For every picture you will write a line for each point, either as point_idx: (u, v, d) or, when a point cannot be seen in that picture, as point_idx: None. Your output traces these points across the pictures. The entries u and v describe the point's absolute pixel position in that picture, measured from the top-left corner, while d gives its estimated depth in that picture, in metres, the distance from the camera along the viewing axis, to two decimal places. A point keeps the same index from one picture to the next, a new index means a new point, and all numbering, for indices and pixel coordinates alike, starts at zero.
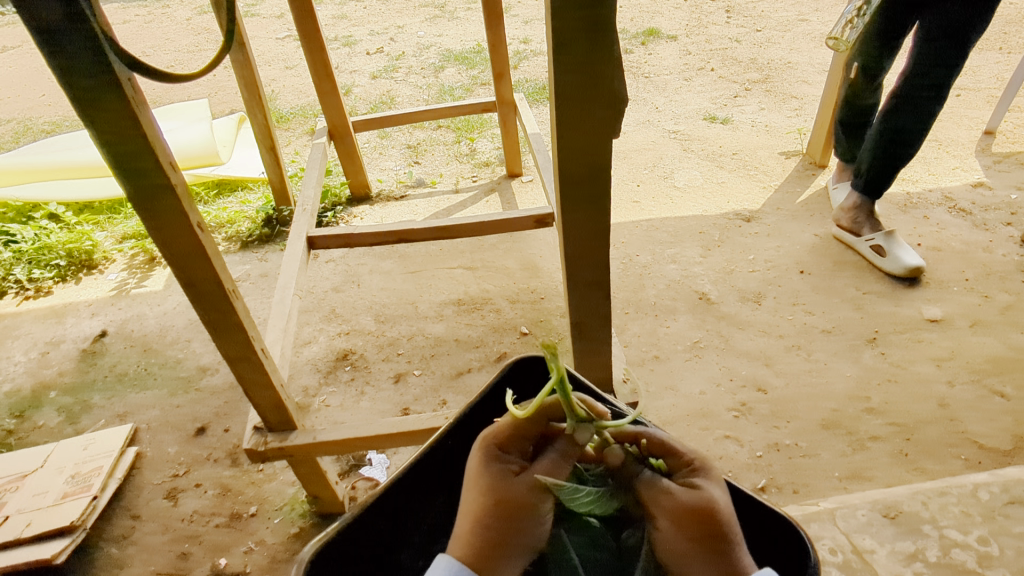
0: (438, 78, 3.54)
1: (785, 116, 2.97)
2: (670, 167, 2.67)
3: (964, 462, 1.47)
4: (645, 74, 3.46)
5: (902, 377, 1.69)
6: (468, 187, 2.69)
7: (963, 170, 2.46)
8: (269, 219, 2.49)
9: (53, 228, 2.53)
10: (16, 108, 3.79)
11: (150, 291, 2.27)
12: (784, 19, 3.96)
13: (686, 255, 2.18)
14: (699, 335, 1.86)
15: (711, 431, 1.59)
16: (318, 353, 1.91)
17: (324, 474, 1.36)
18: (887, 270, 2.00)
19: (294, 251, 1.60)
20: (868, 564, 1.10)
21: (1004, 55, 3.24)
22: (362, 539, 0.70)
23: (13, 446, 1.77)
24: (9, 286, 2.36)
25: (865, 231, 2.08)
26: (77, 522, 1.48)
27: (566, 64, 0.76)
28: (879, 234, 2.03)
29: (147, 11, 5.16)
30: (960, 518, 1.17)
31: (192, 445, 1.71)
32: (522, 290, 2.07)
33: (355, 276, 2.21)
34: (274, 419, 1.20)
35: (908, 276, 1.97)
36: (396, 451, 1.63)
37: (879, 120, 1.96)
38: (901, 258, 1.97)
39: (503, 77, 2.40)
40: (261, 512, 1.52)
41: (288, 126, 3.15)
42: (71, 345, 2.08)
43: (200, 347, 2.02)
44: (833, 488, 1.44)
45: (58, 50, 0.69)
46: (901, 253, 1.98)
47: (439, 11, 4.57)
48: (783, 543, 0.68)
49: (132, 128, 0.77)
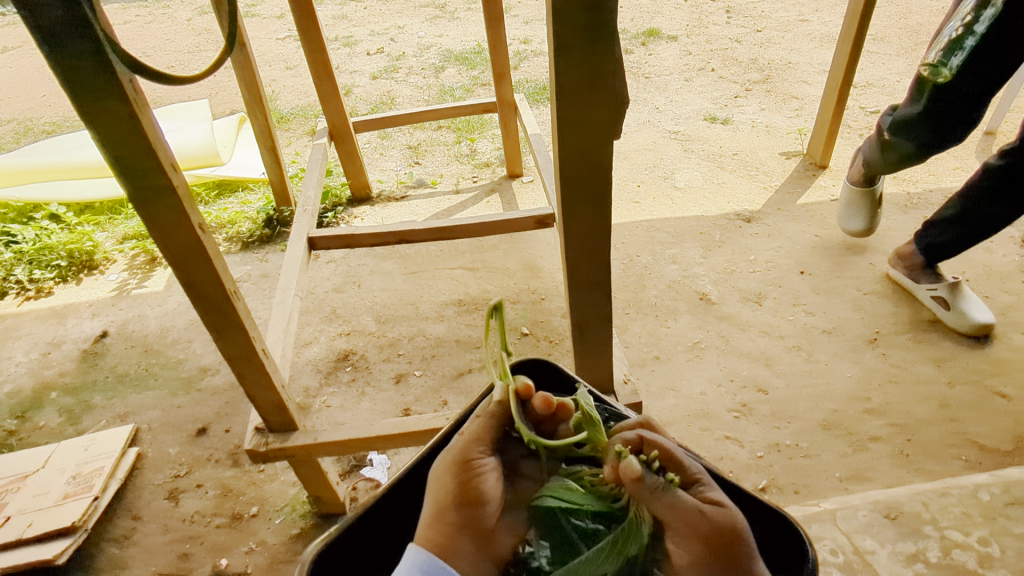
0: (439, 78, 3.55)
1: (786, 116, 2.97)
2: (671, 168, 2.67)
3: (964, 462, 1.47)
4: (645, 74, 3.46)
5: (903, 377, 1.69)
6: (469, 187, 2.70)
7: (964, 170, 2.46)
8: (270, 219, 2.49)
9: (54, 228, 2.53)
10: (17, 108, 3.80)
11: (150, 292, 2.27)
12: (784, 19, 3.96)
13: (687, 255, 2.18)
14: (699, 335, 1.86)
15: (712, 432, 1.59)
16: (318, 353, 1.92)
17: (324, 474, 1.35)
18: (951, 325, 1.79)
19: (295, 251, 1.60)
20: (869, 565, 1.11)
21: None
22: (365, 540, 0.71)
23: (15, 446, 1.77)
24: (10, 286, 2.36)
25: (925, 279, 1.87)
26: (79, 523, 1.48)
27: (567, 66, 0.76)
28: (942, 285, 1.80)
29: (147, 10, 5.16)
30: (961, 519, 1.17)
31: (193, 445, 1.71)
32: (523, 290, 2.07)
33: (355, 276, 2.22)
34: (275, 419, 1.20)
35: (976, 333, 1.76)
36: (397, 452, 1.63)
37: (965, 194, 1.73)
38: (968, 314, 1.75)
39: (503, 78, 2.39)
40: (261, 512, 1.52)
41: (288, 127, 3.15)
42: (71, 345, 2.08)
43: (201, 347, 2.02)
44: (834, 489, 1.44)
45: (59, 50, 0.69)
46: (968, 307, 1.77)
47: (439, 11, 4.57)
48: (780, 538, 0.70)
49: (133, 128, 0.77)
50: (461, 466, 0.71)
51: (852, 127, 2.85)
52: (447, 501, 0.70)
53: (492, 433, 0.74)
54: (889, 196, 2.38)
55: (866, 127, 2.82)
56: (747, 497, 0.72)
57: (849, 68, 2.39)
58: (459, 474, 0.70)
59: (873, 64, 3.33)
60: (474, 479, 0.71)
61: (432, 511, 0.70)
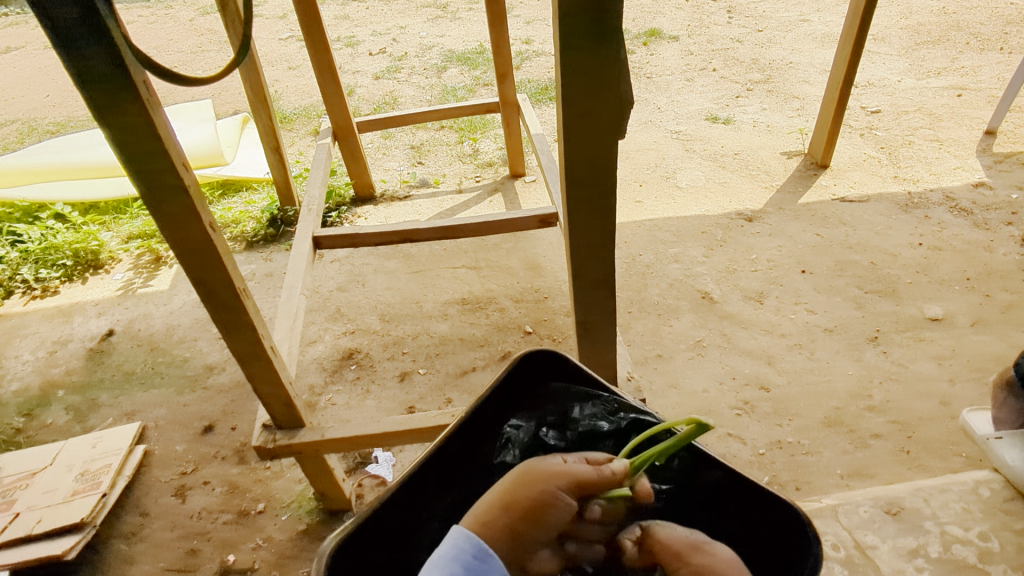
0: (441, 78, 3.56)
1: (787, 115, 2.98)
2: (673, 167, 2.68)
3: (965, 459, 1.48)
4: (646, 74, 3.48)
5: (904, 376, 1.70)
6: (472, 187, 2.71)
7: (964, 170, 2.47)
8: (274, 219, 2.51)
9: (59, 228, 2.55)
10: (22, 108, 3.82)
11: (155, 291, 2.29)
12: (785, 19, 3.97)
13: (688, 254, 2.19)
14: (701, 334, 1.88)
15: (714, 429, 1.60)
16: (323, 352, 1.93)
17: (331, 472, 1.36)
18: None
19: (300, 251, 1.61)
20: (871, 560, 1.12)
21: (1004, 55, 3.25)
22: (379, 539, 0.67)
23: (22, 445, 1.79)
24: (16, 286, 2.37)
25: None
26: (88, 518, 1.49)
27: (572, 66, 0.77)
28: None
29: (149, 10, 5.19)
30: (962, 515, 1.18)
31: (200, 443, 1.72)
32: (526, 289, 2.08)
33: (359, 276, 2.23)
34: (283, 417, 1.22)
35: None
36: (402, 449, 1.64)
37: None
38: None
39: (506, 78, 2.41)
40: (269, 509, 1.53)
41: (292, 126, 3.16)
42: (78, 344, 2.10)
43: (207, 346, 2.03)
44: (835, 485, 1.46)
45: (75, 51, 0.70)
46: None
47: (442, 11, 4.59)
48: (789, 538, 0.65)
49: (145, 127, 0.78)
50: (546, 484, 0.63)
51: (852, 126, 2.86)
52: (516, 504, 0.62)
53: (593, 484, 0.65)
54: (891, 195, 2.39)
55: (867, 127, 2.84)
56: (759, 489, 0.68)
57: (850, 69, 2.41)
58: (541, 487, 0.63)
59: (873, 64, 3.35)
60: (552, 507, 0.63)
61: (495, 501, 0.63)
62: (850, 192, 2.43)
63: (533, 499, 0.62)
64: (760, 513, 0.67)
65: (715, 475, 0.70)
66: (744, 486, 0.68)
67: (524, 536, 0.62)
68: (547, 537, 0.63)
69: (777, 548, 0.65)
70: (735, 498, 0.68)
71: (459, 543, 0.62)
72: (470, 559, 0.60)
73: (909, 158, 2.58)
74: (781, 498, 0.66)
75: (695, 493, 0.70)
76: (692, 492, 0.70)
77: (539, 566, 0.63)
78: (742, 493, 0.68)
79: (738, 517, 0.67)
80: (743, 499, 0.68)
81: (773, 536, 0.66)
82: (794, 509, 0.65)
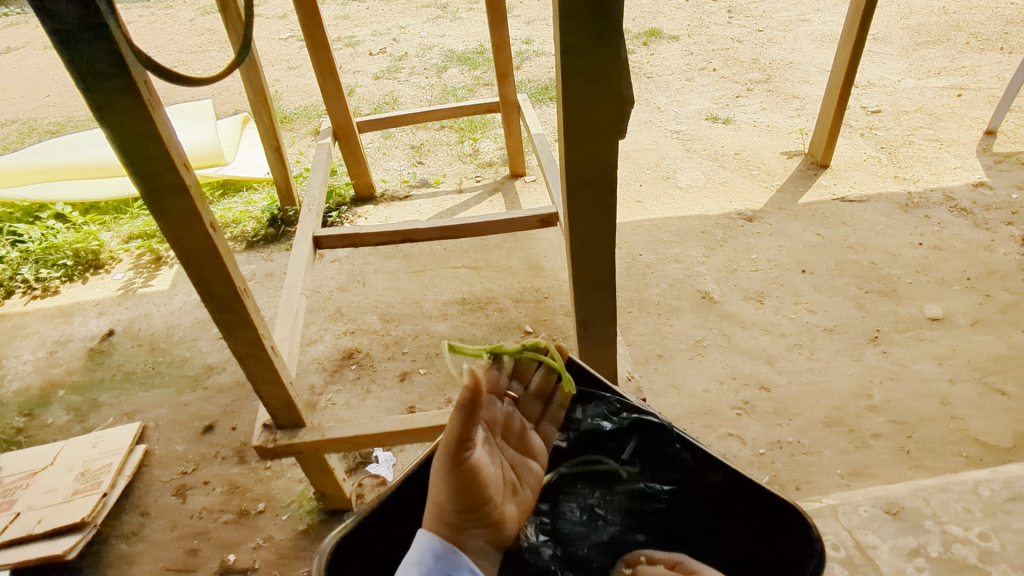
0: (441, 78, 3.56)
1: (787, 115, 2.98)
2: (673, 167, 2.68)
3: (965, 459, 1.48)
4: (646, 74, 3.48)
5: (904, 375, 1.70)
6: (472, 187, 2.71)
7: (964, 170, 2.47)
8: (275, 219, 2.51)
9: (60, 228, 2.55)
10: (22, 108, 3.82)
11: (156, 291, 2.29)
12: (785, 19, 3.97)
13: (689, 254, 2.19)
14: (702, 334, 1.88)
15: (714, 429, 1.60)
16: (323, 351, 1.93)
17: (331, 471, 1.36)
18: None
19: (300, 251, 1.61)
20: (870, 560, 1.12)
21: (1005, 55, 3.24)
22: (376, 535, 0.67)
23: (23, 444, 1.79)
24: (16, 286, 2.37)
25: None
26: (88, 518, 1.49)
27: (572, 67, 0.77)
28: None
29: (149, 10, 5.18)
30: (962, 514, 1.18)
31: (200, 443, 1.72)
32: (526, 289, 2.09)
33: (360, 276, 2.23)
34: (283, 416, 1.22)
35: None
36: (402, 449, 1.64)
37: None
38: None
39: (507, 78, 2.41)
40: (269, 508, 1.53)
41: (292, 126, 3.16)
42: (78, 344, 2.10)
43: (207, 346, 2.03)
44: (835, 485, 1.46)
45: (76, 52, 0.70)
46: None
47: (442, 11, 4.59)
48: (791, 533, 0.65)
49: (147, 127, 0.78)
50: (448, 468, 0.62)
51: (852, 126, 2.86)
52: (444, 503, 0.63)
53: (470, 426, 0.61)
54: (891, 195, 2.38)
55: (867, 127, 2.84)
56: (757, 488, 0.67)
57: (850, 69, 2.41)
58: (446, 475, 0.62)
59: (874, 64, 3.35)
60: (471, 477, 0.63)
61: (431, 510, 0.64)
62: (850, 192, 2.43)
63: (451, 488, 0.63)
64: (762, 509, 0.67)
65: (715, 476, 0.69)
66: (744, 487, 0.68)
67: (470, 515, 0.64)
68: (495, 498, 0.65)
69: (780, 541, 0.66)
70: (737, 498, 0.68)
71: (422, 546, 0.62)
72: (433, 561, 0.61)
73: (909, 158, 2.58)
74: (782, 499, 0.65)
75: (697, 493, 0.70)
76: (693, 492, 0.70)
77: (512, 522, 0.68)
78: (741, 493, 0.68)
79: (741, 515, 0.68)
80: (745, 500, 0.68)
81: (775, 531, 0.66)
82: (793, 508, 0.64)
